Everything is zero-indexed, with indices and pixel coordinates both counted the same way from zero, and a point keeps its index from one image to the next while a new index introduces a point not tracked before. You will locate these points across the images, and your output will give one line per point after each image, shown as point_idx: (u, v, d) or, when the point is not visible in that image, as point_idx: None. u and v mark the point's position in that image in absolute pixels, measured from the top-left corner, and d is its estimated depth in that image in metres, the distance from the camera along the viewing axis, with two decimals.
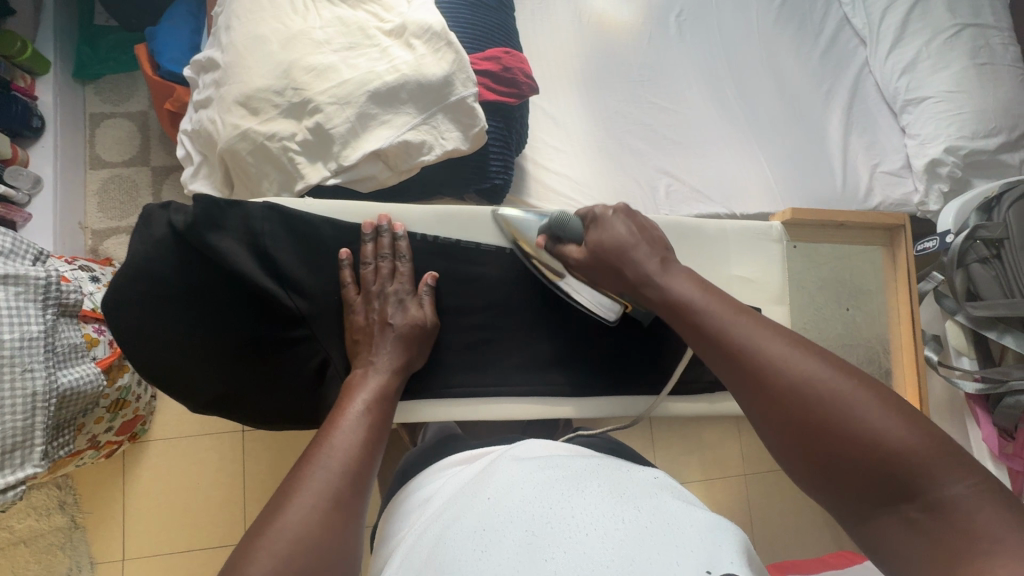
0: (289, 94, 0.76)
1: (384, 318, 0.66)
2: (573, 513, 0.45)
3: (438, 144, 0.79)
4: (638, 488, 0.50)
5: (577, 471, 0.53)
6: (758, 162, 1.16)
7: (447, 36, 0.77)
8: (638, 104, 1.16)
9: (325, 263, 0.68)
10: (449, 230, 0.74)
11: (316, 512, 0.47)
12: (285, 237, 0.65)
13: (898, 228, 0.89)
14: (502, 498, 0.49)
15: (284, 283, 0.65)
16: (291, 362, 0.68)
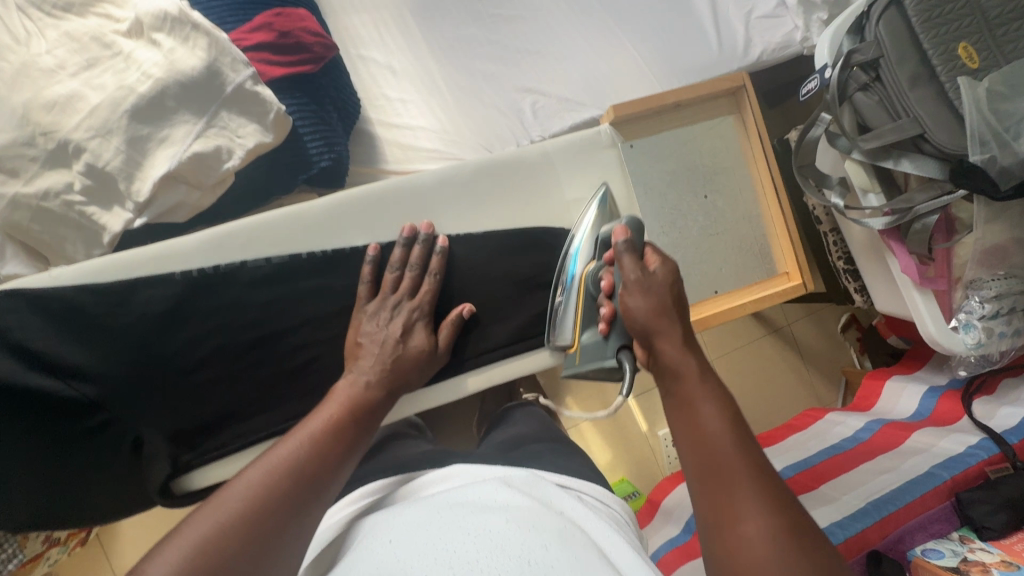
0: (42, 141, 0.65)
1: (358, 333, 0.67)
2: (477, 557, 0.40)
3: (236, 144, 0.69)
4: (552, 520, 0.47)
5: (489, 505, 0.48)
6: (625, 48, 1.05)
7: (191, 19, 0.65)
8: (480, 21, 1.03)
9: (98, 338, 0.64)
10: (228, 254, 0.67)
11: (211, 537, 0.42)
12: (41, 324, 0.61)
13: (740, 89, 0.82)
14: (404, 546, 0.43)
15: (63, 372, 0.62)
16: (103, 451, 0.64)
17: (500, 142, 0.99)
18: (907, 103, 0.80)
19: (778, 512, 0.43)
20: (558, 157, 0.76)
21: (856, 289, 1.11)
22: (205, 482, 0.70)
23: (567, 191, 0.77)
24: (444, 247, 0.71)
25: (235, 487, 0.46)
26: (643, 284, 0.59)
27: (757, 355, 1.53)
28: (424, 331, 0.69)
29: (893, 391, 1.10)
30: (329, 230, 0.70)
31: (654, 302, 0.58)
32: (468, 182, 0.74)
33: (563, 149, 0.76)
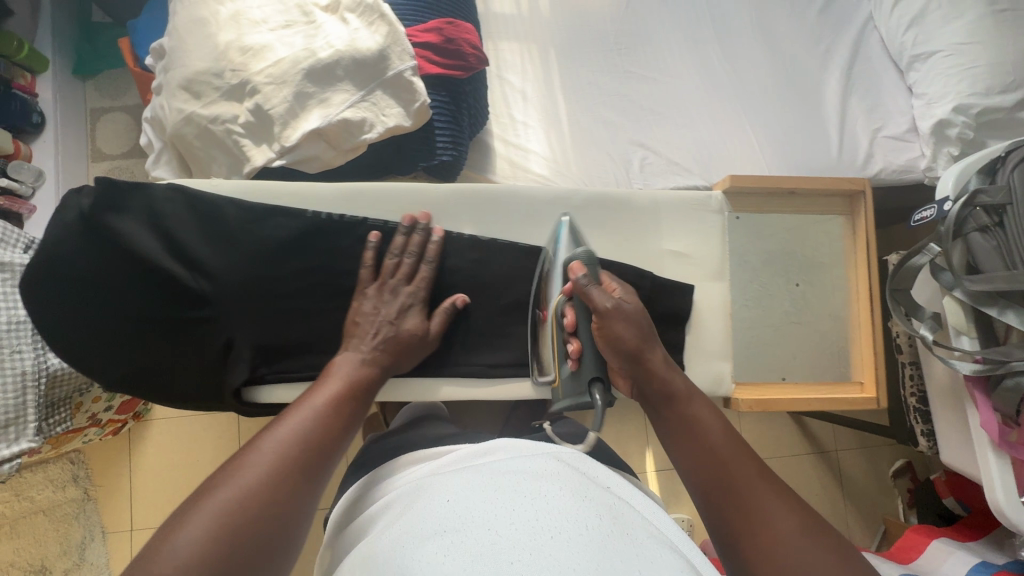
0: (228, 76, 0.76)
1: (383, 311, 0.71)
2: (536, 517, 0.43)
3: (379, 121, 0.78)
4: (601, 492, 0.48)
5: (537, 470, 0.50)
6: (745, 132, 1.08)
7: (380, 8, 0.75)
8: (613, 73, 1.10)
9: (229, 246, 0.72)
10: (357, 208, 0.76)
11: (246, 500, 0.46)
12: (188, 219, 0.71)
13: (858, 194, 0.82)
14: (457, 502, 0.46)
15: (191, 266, 0.71)
16: (196, 344, 0.71)
17: (601, 184, 1.03)
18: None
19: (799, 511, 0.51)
20: (666, 206, 0.79)
21: (924, 432, 1.04)
22: (267, 399, 0.75)
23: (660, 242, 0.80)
24: (437, 239, 0.76)
25: (250, 464, 0.49)
26: (626, 313, 0.67)
27: (795, 470, 1.46)
28: (417, 316, 0.73)
29: (939, 553, 1.01)
30: (438, 214, 0.78)
31: (633, 331, 0.66)
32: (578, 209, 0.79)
33: (674, 201, 0.78)
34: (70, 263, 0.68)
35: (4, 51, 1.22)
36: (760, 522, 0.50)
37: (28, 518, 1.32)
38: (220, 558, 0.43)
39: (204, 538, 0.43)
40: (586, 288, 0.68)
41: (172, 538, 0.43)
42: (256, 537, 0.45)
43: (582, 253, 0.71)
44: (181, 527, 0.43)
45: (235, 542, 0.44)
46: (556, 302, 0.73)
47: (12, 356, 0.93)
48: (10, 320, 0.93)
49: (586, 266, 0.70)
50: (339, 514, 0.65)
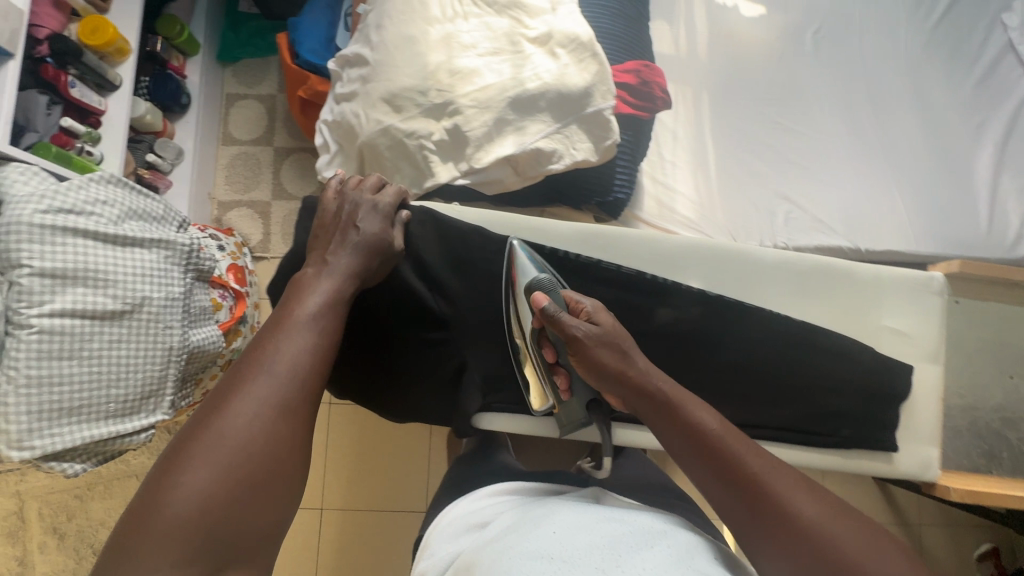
0: (432, 95, 0.78)
1: (351, 223, 0.63)
2: (642, 567, 0.49)
3: (568, 153, 0.79)
4: (707, 563, 0.53)
5: (645, 528, 0.56)
6: (892, 198, 1.07)
7: (592, 48, 0.77)
8: (762, 123, 1.10)
9: (470, 271, 0.72)
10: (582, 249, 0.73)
11: (236, 443, 0.46)
12: (431, 244, 0.71)
13: None
14: (563, 534, 0.53)
15: (433, 286, 0.71)
16: (429, 363, 0.72)
17: (745, 234, 1.03)
18: None
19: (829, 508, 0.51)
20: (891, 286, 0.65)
21: None
22: (488, 426, 0.74)
23: (882, 316, 0.65)
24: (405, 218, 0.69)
25: (243, 409, 0.48)
26: (597, 345, 0.58)
27: None
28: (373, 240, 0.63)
29: None
30: (627, 255, 0.65)
31: (607, 352, 0.58)
32: (805, 276, 0.64)
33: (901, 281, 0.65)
34: None
35: (167, 33, 1.28)
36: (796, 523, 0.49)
37: (120, 481, 1.35)
38: (225, 497, 0.44)
39: (203, 484, 0.44)
40: (555, 318, 0.58)
41: (175, 487, 0.44)
42: (260, 486, 0.46)
43: (546, 280, 0.62)
44: (182, 475, 0.44)
45: (236, 484, 0.45)
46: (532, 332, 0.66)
47: (164, 330, 0.96)
48: (167, 295, 0.96)
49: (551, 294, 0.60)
50: (438, 533, 0.72)
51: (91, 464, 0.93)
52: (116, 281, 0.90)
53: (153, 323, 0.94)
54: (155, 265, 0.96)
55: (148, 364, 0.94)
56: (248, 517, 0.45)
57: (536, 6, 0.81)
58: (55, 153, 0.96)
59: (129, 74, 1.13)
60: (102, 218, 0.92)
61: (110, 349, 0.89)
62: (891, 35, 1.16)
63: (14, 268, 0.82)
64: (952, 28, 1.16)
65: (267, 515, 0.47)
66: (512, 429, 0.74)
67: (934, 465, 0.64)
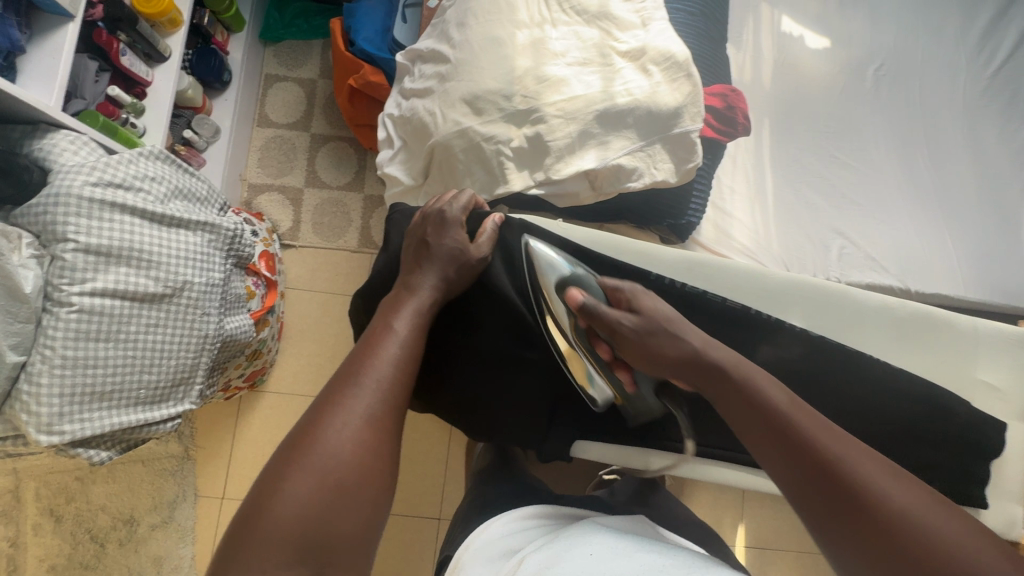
0: (516, 100, 0.76)
1: (419, 257, 0.63)
2: None
3: (648, 172, 0.77)
4: None
5: (694, 564, 0.54)
6: (943, 241, 1.08)
7: (687, 68, 0.75)
8: (819, 155, 1.10)
9: None
10: None
11: (343, 446, 0.46)
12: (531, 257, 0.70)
13: None
14: (607, 560, 0.52)
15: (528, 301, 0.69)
16: (518, 382, 0.71)
17: (799, 265, 1.03)
18: None
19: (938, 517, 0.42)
20: (984, 338, 0.65)
21: None
22: (583, 453, 0.74)
23: (977, 367, 0.65)
24: (498, 219, 0.68)
25: (347, 418, 0.47)
26: (638, 336, 0.57)
27: None
28: (450, 260, 0.63)
29: None
30: (727, 285, 0.67)
31: (660, 335, 0.56)
32: (904, 323, 0.65)
33: (992, 333, 0.65)
34: None
35: (215, 7, 1.24)
36: (859, 505, 0.42)
37: (124, 465, 1.29)
38: (326, 500, 0.43)
39: (310, 486, 0.43)
40: (595, 311, 0.58)
41: (283, 488, 0.43)
42: (355, 489, 0.45)
43: (580, 274, 0.62)
44: (290, 476, 0.43)
45: (337, 487, 0.44)
46: (581, 335, 0.63)
47: (202, 316, 0.92)
48: (209, 280, 0.92)
49: (584, 289, 0.61)
50: (469, 541, 0.71)
51: (115, 452, 0.88)
52: (160, 262, 0.86)
53: (193, 308, 0.90)
54: (200, 248, 0.92)
55: (182, 352, 0.89)
56: (344, 518, 0.44)
57: (627, 20, 0.79)
58: (101, 123, 0.92)
59: (179, 46, 1.09)
60: (149, 195, 0.88)
61: (147, 334, 0.85)
62: (950, 78, 1.17)
63: (58, 242, 0.78)
64: (1009, 77, 1.17)
65: (364, 529, 0.45)
66: (605, 457, 0.74)
67: (1019, 524, 0.63)
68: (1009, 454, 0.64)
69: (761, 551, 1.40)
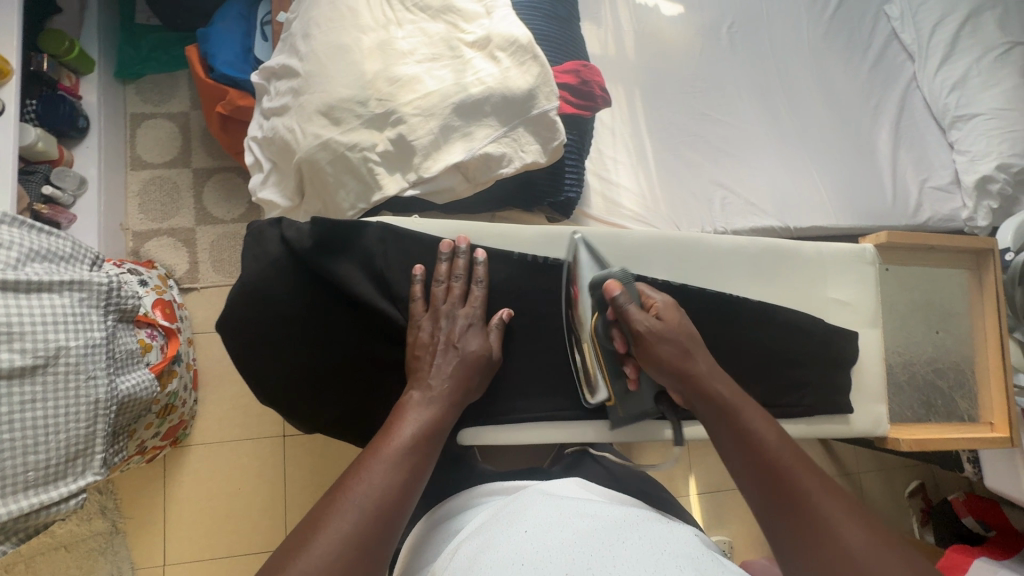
0: (373, 105, 0.76)
1: (452, 340, 0.66)
2: (613, 562, 0.52)
3: (517, 156, 0.79)
4: (683, 542, 0.56)
5: (622, 523, 0.59)
6: (812, 178, 1.16)
7: (533, 49, 0.76)
8: (691, 116, 1.16)
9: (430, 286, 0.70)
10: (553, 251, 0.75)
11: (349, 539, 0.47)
12: (397, 262, 0.69)
13: (987, 251, 0.84)
14: (537, 533, 0.57)
15: (398, 305, 0.69)
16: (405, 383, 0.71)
17: (686, 221, 1.08)
18: None
19: (864, 526, 0.50)
20: (829, 260, 0.72)
21: (968, 460, 1.14)
22: (472, 440, 0.72)
23: (829, 288, 0.71)
24: (484, 261, 0.70)
25: (352, 512, 0.49)
26: (656, 337, 0.62)
27: None
28: (479, 334, 0.68)
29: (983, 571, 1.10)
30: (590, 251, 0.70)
31: (671, 346, 0.62)
32: (758, 259, 0.70)
33: (837, 254, 0.72)
34: (277, 303, 0.66)
35: (53, 51, 1.16)
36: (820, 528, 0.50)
37: (44, 555, 1.19)
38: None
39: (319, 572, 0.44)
40: (624, 310, 0.62)
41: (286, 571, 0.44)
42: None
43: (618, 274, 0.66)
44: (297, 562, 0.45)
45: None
46: (602, 332, 0.67)
47: (86, 381, 0.81)
48: (86, 341, 0.81)
49: (622, 285, 0.65)
50: (425, 529, 0.75)
51: (12, 544, 0.81)
52: (20, 332, 0.75)
53: (70, 375, 0.79)
54: (69, 309, 0.80)
55: (71, 424, 0.79)
56: None
57: (471, 10, 0.80)
58: None
59: (14, 96, 1.00)
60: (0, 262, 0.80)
61: (22, 413, 0.75)
62: (794, 27, 1.26)
63: None
64: (844, 20, 1.28)
65: None
66: (525, 440, 0.74)
67: (884, 420, 0.71)
68: (865, 360, 0.71)
69: (713, 494, 1.47)
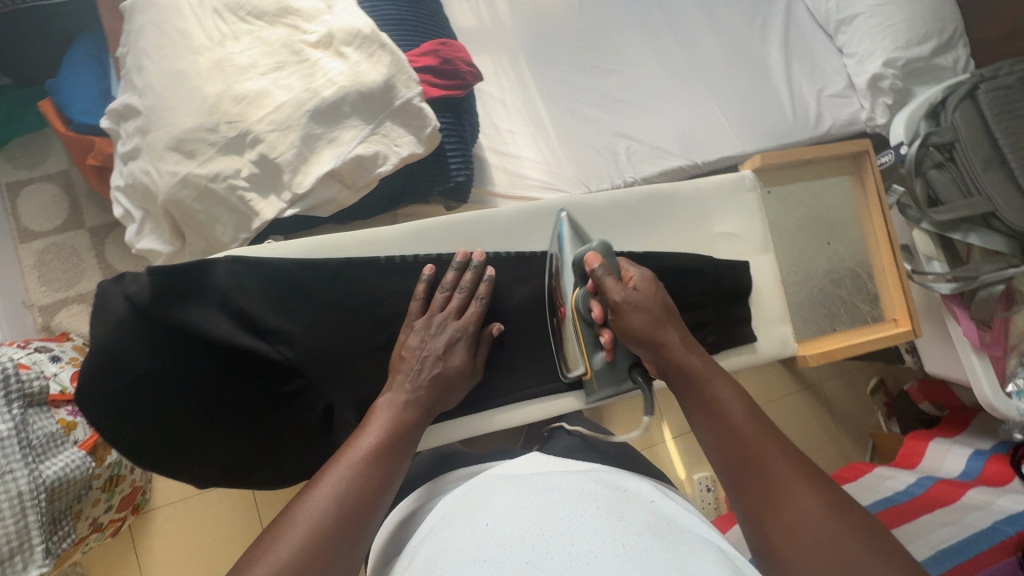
0: (224, 129, 0.71)
1: (437, 351, 0.65)
2: (573, 541, 0.51)
3: (392, 152, 0.76)
4: (638, 509, 0.57)
5: (577, 494, 0.59)
6: (710, 110, 1.16)
7: (379, 38, 0.73)
8: (582, 72, 1.13)
9: (301, 310, 0.66)
10: (425, 245, 0.73)
11: (313, 534, 0.45)
12: (256, 294, 0.65)
13: (863, 154, 0.87)
14: (497, 530, 0.54)
15: (268, 337, 0.65)
16: (296, 415, 0.67)
17: (594, 178, 1.06)
18: (979, 183, 0.90)
19: (824, 492, 0.48)
20: (708, 195, 0.75)
21: (907, 350, 1.19)
22: None
23: (714, 225, 0.75)
24: (491, 273, 0.71)
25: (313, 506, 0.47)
26: (633, 302, 0.61)
27: (794, 411, 1.55)
28: (467, 347, 0.68)
29: (938, 452, 1.15)
30: (465, 239, 0.74)
31: (645, 318, 0.61)
32: (635, 209, 0.72)
33: (712, 189, 0.75)
34: (131, 366, 0.60)
35: None
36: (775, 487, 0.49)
37: None
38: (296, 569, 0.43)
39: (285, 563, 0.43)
40: (602, 279, 0.62)
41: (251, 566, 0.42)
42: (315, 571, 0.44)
43: (599, 246, 0.66)
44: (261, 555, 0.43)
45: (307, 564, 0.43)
46: (577, 306, 0.66)
47: (4, 477, 0.74)
48: None
49: (602, 257, 0.64)
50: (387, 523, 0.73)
51: None
52: None
53: None
54: None
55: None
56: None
57: (310, 8, 0.75)
58: None
59: None
60: None
61: None
62: None
63: None
64: None
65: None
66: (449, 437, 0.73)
67: (790, 341, 0.75)
68: (761, 285, 0.74)
69: (688, 435, 1.50)
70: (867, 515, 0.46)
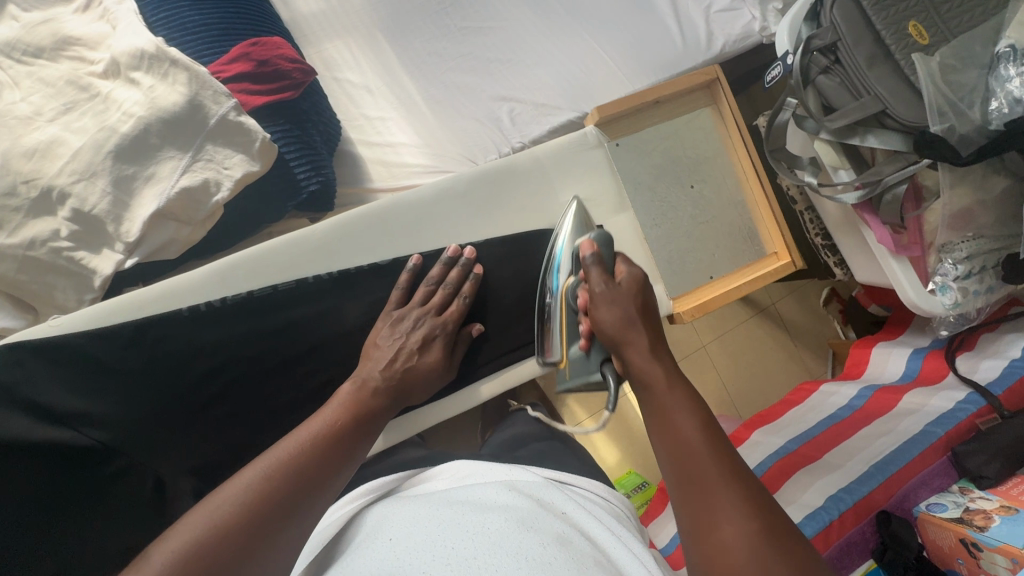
0: (24, 190, 0.63)
1: (420, 345, 0.69)
2: (474, 554, 0.43)
3: (223, 176, 0.69)
4: (550, 521, 0.49)
5: (489, 504, 0.51)
6: (591, 52, 1.08)
7: (168, 55, 0.66)
8: (449, 36, 1.05)
9: (110, 385, 0.65)
10: (236, 287, 0.70)
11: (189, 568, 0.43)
12: (51, 377, 0.62)
13: (715, 81, 0.90)
14: (400, 538, 0.46)
15: (75, 420, 0.62)
16: (125, 498, 0.65)
17: (478, 151, 1.00)
18: (867, 81, 0.83)
19: (759, 515, 0.44)
20: (548, 162, 0.83)
21: (836, 262, 1.16)
22: None
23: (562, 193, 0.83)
24: (480, 272, 0.76)
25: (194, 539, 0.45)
26: (608, 296, 0.60)
27: (750, 338, 1.54)
28: (445, 346, 0.72)
29: (880, 357, 1.13)
30: (284, 267, 0.71)
31: (619, 313, 0.59)
32: (472, 190, 0.79)
33: (555, 155, 0.83)
34: None
35: None
36: (708, 501, 0.46)
37: None
38: None
39: None
40: (586, 263, 0.63)
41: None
42: None
43: (600, 237, 0.68)
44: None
45: None
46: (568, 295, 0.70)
47: None
48: None
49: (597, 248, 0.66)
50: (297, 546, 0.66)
51: None
52: None
53: None
54: None
55: None
56: None
57: (94, 34, 0.69)
58: None
59: None
60: None
61: None
62: None
63: None
64: None
65: None
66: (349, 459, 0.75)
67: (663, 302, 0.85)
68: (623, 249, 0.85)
69: None
70: (802, 550, 0.43)
